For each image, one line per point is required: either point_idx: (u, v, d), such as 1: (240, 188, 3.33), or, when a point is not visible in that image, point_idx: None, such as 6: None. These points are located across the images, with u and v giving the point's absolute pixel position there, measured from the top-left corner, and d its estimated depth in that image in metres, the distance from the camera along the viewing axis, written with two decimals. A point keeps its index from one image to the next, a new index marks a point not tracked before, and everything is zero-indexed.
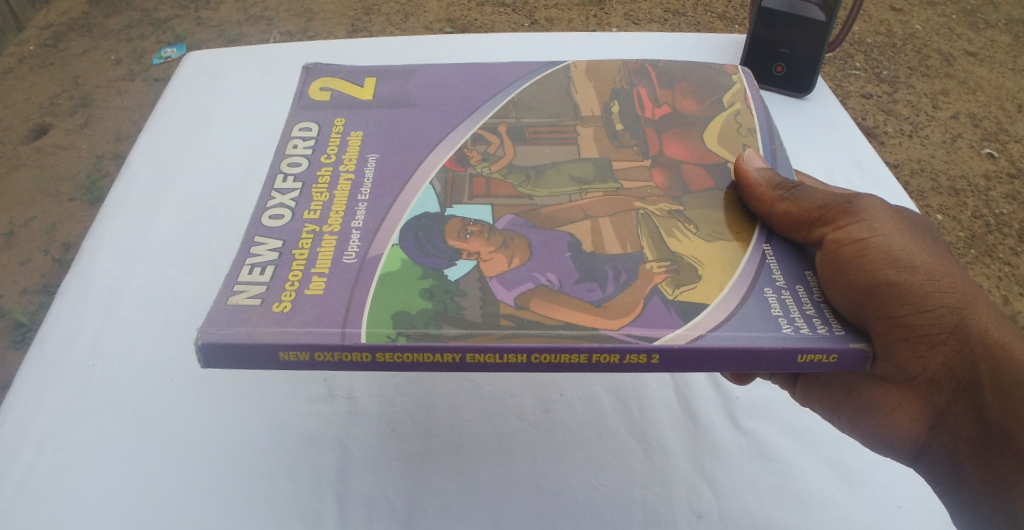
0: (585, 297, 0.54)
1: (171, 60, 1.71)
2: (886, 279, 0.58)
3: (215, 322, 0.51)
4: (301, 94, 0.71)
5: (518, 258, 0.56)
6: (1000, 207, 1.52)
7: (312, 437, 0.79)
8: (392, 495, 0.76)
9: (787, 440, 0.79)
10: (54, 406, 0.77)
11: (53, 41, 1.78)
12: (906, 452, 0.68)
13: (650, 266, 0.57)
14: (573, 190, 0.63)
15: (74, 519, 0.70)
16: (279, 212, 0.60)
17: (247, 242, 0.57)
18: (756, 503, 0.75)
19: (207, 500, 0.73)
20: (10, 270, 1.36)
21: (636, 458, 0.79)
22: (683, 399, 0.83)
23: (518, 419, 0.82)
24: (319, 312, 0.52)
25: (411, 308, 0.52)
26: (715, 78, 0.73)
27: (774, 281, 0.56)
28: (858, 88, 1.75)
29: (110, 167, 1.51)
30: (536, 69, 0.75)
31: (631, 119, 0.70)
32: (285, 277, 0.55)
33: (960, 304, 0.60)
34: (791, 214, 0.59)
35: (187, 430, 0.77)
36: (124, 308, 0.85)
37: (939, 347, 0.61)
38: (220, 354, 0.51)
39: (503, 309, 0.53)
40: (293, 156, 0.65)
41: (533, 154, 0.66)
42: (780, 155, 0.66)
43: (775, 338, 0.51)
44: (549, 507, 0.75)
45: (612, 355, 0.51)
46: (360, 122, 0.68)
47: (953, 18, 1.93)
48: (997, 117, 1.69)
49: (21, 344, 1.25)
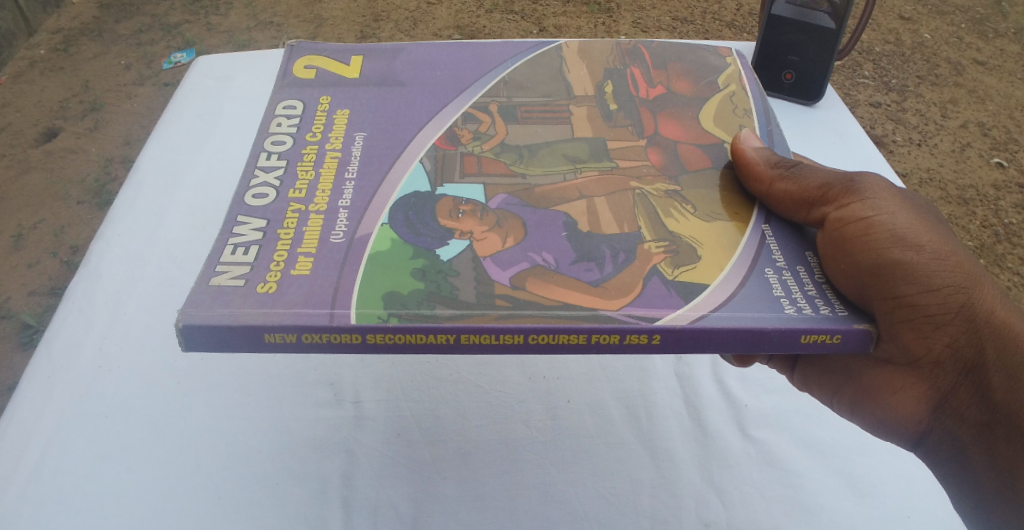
0: (582, 276, 0.53)
1: (181, 65, 1.72)
2: (890, 258, 0.56)
3: (197, 303, 0.50)
4: (284, 72, 0.69)
5: (512, 238, 0.56)
6: (1010, 217, 1.50)
7: (318, 443, 0.78)
8: (398, 501, 0.74)
9: (799, 450, 0.78)
10: (59, 406, 0.77)
11: (65, 46, 1.80)
12: (909, 438, 0.67)
13: (648, 247, 0.56)
14: (567, 169, 0.62)
15: (79, 521, 0.70)
16: (263, 190, 0.58)
17: (229, 221, 0.56)
18: (764, 509, 0.74)
19: (210, 504, 0.72)
20: (18, 272, 1.36)
21: (646, 466, 0.77)
22: (693, 407, 0.82)
23: (526, 426, 0.81)
24: (306, 294, 0.51)
25: (401, 290, 0.52)
26: (708, 60, 0.73)
27: (774, 261, 0.55)
28: (867, 96, 1.74)
29: (118, 171, 1.52)
30: (528, 48, 0.73)
31: (625, 98, 0.69)
32: (269, 256, 0.53)
33: (966, 284, 0.58)
34: (791, 194, 0.58)
35: (192, 430, 0.76)
36: (131, 309, 0.85)
37: (945, 327, 0.59)
38: (204, 336, 0.50)
39: (498, 289, 0.52)
40: (277, 134, 0.63)
41: (525, 133, 0.65)
42: (778, 135, 0.66)
43: (776, 318, 0.51)
44: (557, 515, 0.74)
45: (612, 334, 0.50)
46: (346, 100, 0.66)
47: (962, 27, 1.92)
48: (1007, 126, 1.68)
49: (28, 346, 1.25)
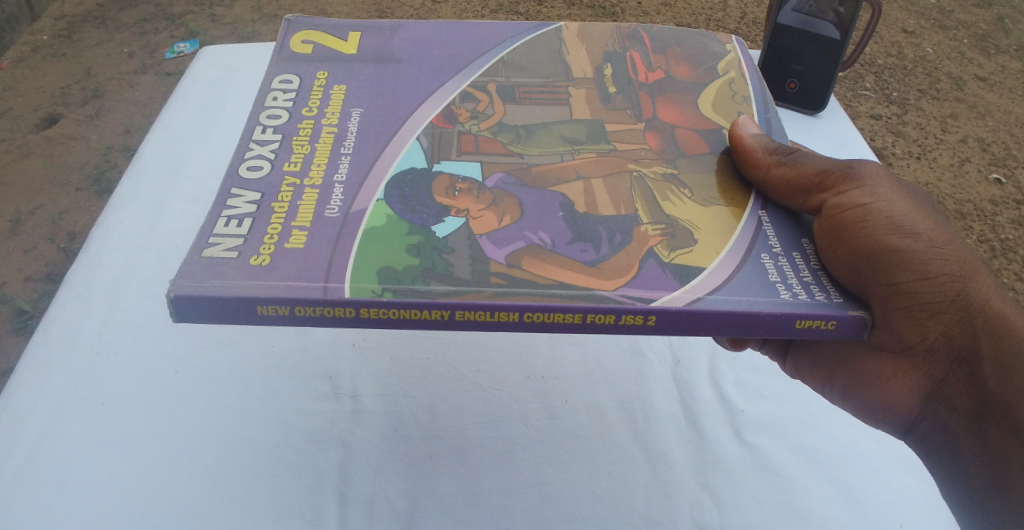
0: (579, 257, 0.53)
1: (184, 55, 1.73)
2: (887, 245, 0.57)
3: (188, 273, 0.50)
4: (281, 46, 0.69)
5: (508, 217, 0.56)
6: (1006, 233, 1.51)
7: (313, 435, 0.77)
8: (393, 496, 0.74)
9: (793, 456, 0.78)
10: (55, 389, 0.77)
11: (68, 32, 1.80)
12: (901, 425, 0.67)
13: (644, 229, 0.56)
14: (565, 149, 0.62)
15: (72, 506, 0.69)
16: (257, 163, 0.58)
17: (223, 194, 0.55)
18: (757, 515, 0.74)
19: (202, 490, 0.71)
20: (14, 257, 1.36)
21: (641, 468, 0.77)
22: (689, 411, 0.82)
23: (523, 424, 0.80)
24: (299, 267, 0.50)
25: (396, 265, 0.51)
26: (708, 46, 0.73)
27: (771, 248, 0.55)
28: (868, 108, 1.74)
29: (118, 159, 1.52)
30: (528, 29, 0.73)
31: (625, 82, 0.69)
32: (263, 229, 0.53)
33: (962, 272, 0.59)
34: (788, 180, 0.58)
35: (186, 417, 0.76)
36: (130, 297, 0.84)
37: (940, 315, 0.59)
38: (195, 307, 0.49)
39: (493, 267, 0.52)
40: (272, 108, 0.63)
41: (523, 114, 0.65)
42: (775, 123, 0.66)
43: (772, 303, 0.50)
44: (551, 513, 0.73)
45: (608, 314, 0.49)
46: (343, 76, 0.66)
47: (964, 42, 1.93)
48: (1006, 143, 1.69)
49: (22, 332, 1.25)
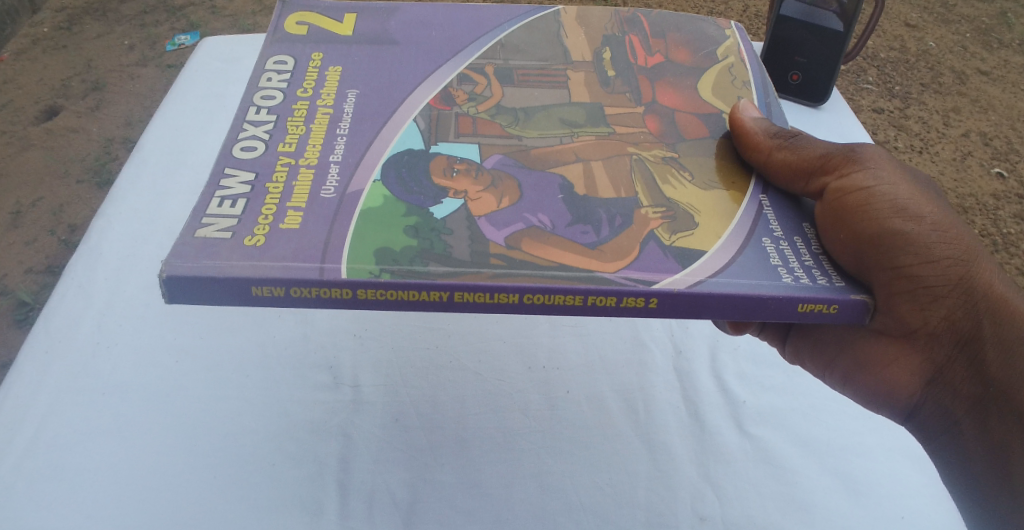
0: (579, 239, 0.53)
1: (184, 47, 1.72)
2: (890, 228, 0.56)
3: (182, 254, 0.49)
4: (276, 27, 0.69)
5: (507, 198, 0.55)
6: (1008, 227, 1.50)
7: (314, 425, 0.77)
8: (394, 486, 0.74)
9: (793, 448, 0.77)
10: (55, 379, 0.77)
11: (68, 25, 1.80)
12: (901, 410, 0.67)
13: (645, 211, 0.55)
14: (564, 132, 0.62)
15: (72, 496, 0.69)
16: (251, 143, 0.58)
17: (217, 174, 0.55)
18: (758, 507, 0.73)
19: (201, 479, 0.71)
20: (15, 249, 1.36)
21: (641, 459, 0.77)
22: (690, 402, 0.81)
23: (523, 415, 0.80)
24: (295, 248, 0.50)
25: (394, 246, 0.51)
26: (707, 31, 0.72)
27: (772, 232, 0.55)
28: (870, 102, 1.74)
29: (119, 151, 1.52)
30: (526, 13, 0.73)
31: (623, 66, 0.69)
32: (257, 210, 0.53)
33: (964, 256, 0.58)
34: (790, 164, 0.58)
35: (185, 407, 0.76)
36: (131, 287, 0.84)
37: (942, 299, 0.59)
38: (189, 287, 0.49)
39: (492, 248, 0.52)
40: (266, 88, 0.63)
41: (522, 97, 0.65)
42: (775, 108, 0.66)
43: (774, 287, 0.50)
44: (552, 505, 0.73)
45: (608, 296, 0.49)
46: (339, 58, 0.66)
47: (967, 36, 1.92)
48: (1008, 137, 1.68)
49: (23, 324, 1.25)
